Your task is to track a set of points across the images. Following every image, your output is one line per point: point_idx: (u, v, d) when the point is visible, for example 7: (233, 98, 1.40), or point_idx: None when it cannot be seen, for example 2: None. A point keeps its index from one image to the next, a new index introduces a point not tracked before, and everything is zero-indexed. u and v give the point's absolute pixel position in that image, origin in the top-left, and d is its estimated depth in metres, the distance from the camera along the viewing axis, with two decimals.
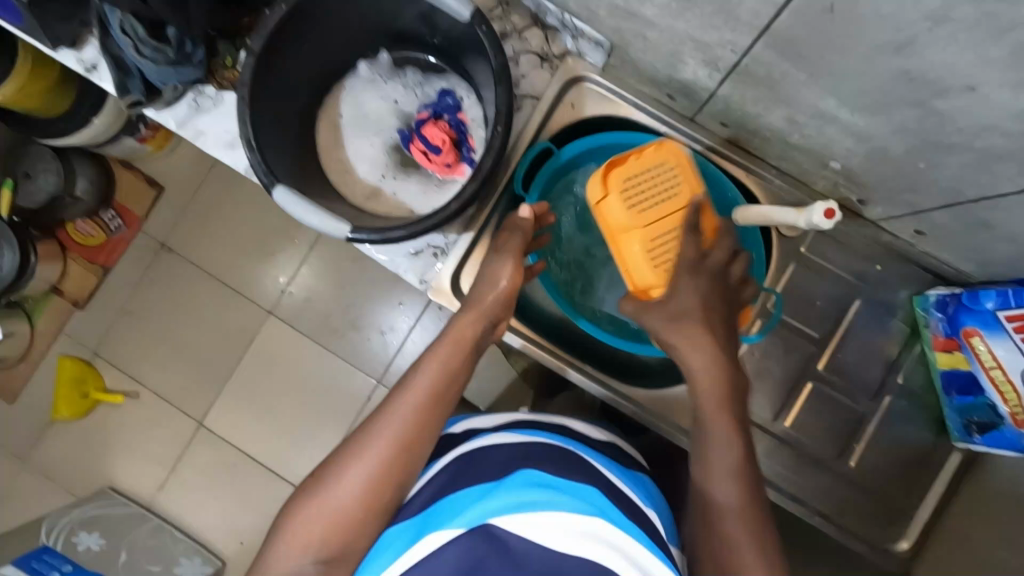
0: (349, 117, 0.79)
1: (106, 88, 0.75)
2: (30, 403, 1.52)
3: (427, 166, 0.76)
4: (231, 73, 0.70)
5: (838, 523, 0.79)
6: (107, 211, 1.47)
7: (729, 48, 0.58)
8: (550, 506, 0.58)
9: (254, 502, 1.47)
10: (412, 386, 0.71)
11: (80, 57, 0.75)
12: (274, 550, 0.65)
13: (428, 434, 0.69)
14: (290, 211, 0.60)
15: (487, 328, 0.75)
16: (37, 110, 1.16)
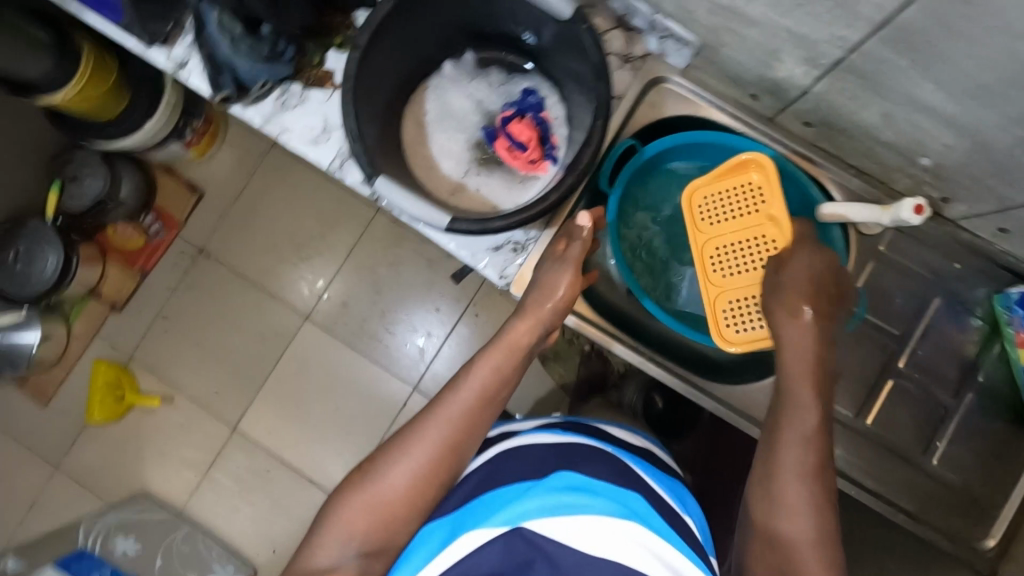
0: (435, 114, 0.81)
1: (194, 85, 0.77)
2: (63, 408, 1.51)
3: (512, 162, 0.78)
4: (319, 71, 0.72)
5: (926, 522, 0.80)
6: (147, 215, 1.49)
7: (838, 44, 0.60)
8: (581, 509, 0.63)
9: (289, 508, 1.48)
10: (461, 386, 0.72)
11: (170, 54, 0.77)
12: (318, 535, 0.67)
13: (470, 439, 0.70)
14: (391, 199, 0.63)
15: (544, 335, 0.76)
16: (92, 114, 1.18)
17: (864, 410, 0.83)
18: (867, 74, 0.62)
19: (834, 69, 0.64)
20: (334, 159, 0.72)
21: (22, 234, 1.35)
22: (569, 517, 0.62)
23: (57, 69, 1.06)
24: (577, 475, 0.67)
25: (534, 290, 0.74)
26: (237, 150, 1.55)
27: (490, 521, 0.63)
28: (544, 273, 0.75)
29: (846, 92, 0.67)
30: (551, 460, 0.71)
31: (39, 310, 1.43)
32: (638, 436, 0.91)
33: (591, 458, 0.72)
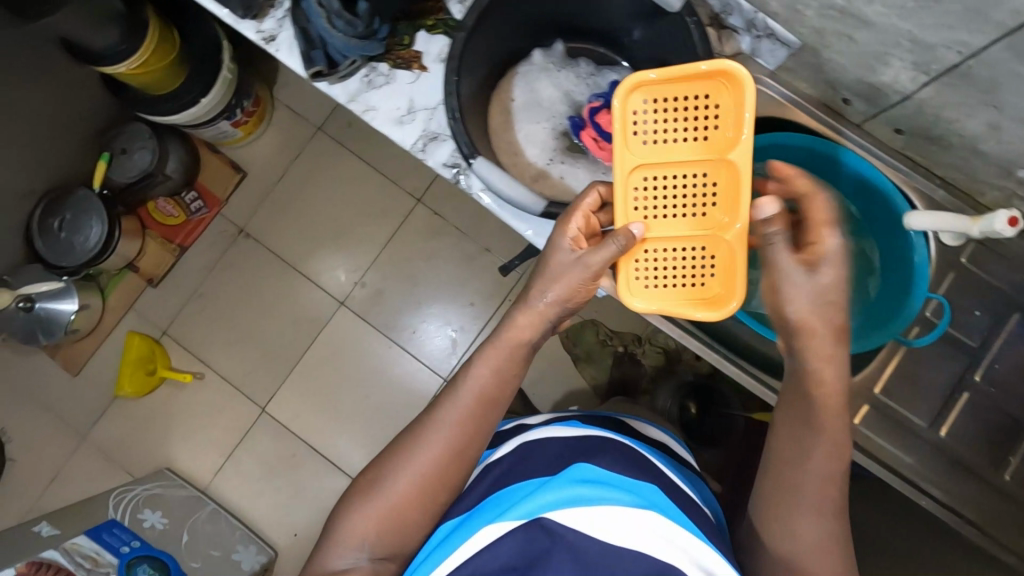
0: (521, 101, 0.82)
1: (283, 62, 0.76)
2: (93, 379, 1.51)
3: (597, 152, 0.79)
4: (408, 52, 0.72)
5: (993, 537, 0.80)
6: (189, 191, 1.50)
7: (958, 48, 0.60)
8: (596, 500, 0.62)
9: (313, 493, 1.48)
10: (462, 388, 0.71)
11: (260, 28, 0.76)
12: (331, 541, 0.69)
13: (473, 442, 0.70)
14: (491, 181, 0.67)
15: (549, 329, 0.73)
16: (148, 86, 1.19)
17: (939, 421, 0.83)
18: (981, 82, 0.62)
19: (946, 74, 0.64)
20: (418, 140, 0.72)
21: (68, 202, 1.36)
22: (584, 509, 0.61)
23: (125, 38, 1.07)
24: (591, 469, 0.67)
25: (534, 284, 0.71)
26: (283, 133, 1.55)
27: (504, 516, 0.63)
28: (555, 269, 0.69)
29: (953, 99, 0.67)
30: (566, 456, 0.72)
31: (78, 279, 1.43)
32: (658, 433, 0.91)
33: (606, 451, 0.72)
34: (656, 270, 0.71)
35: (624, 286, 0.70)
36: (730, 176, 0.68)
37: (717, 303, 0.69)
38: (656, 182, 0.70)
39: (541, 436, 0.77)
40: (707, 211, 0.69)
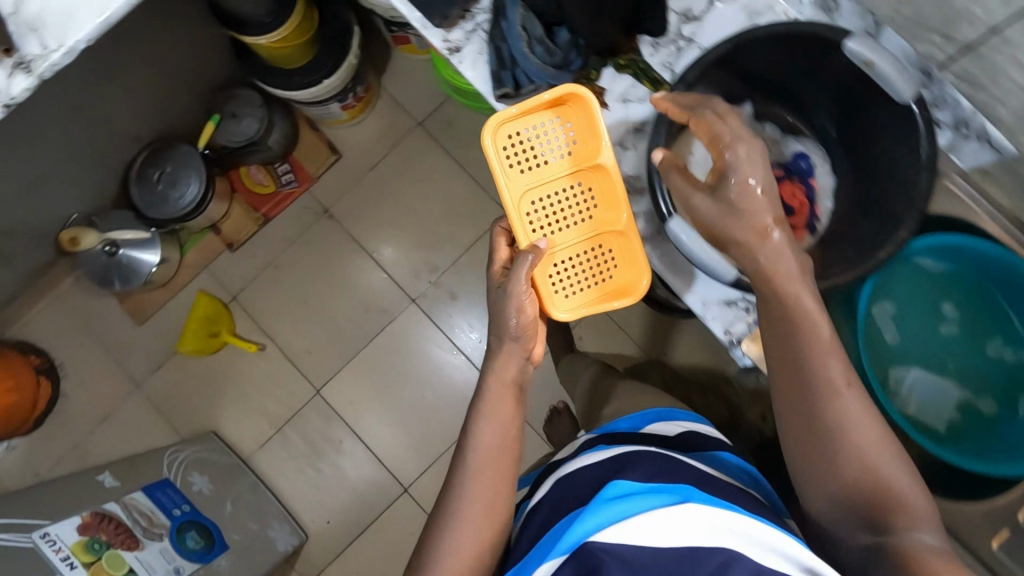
0: (698, 157, 0.84)
1: (465, 76, 0.78)
2: (157, 331, 1.52)
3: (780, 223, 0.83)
4: (595, 86, 0.78)
5: None
6: (283, 163, 1.50)
7: None
8: (636, 512, 0.59)
9: (353, 483, 1.47)
10: (478, 441, 0.73)
11: (447, 38, 0.78)
12: None
13: (502, 494, 0.72)
14: (684, 242, 0.72)
15: (525, 357, 0.76)
16: (279, 60, 1.19)
17: None
18: None
19: None
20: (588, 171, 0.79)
21: (170, 155, 1.37)
22: (627, 525, 0.58)
23: (273, 13, 1.07)
24: (625, 483, 0.64)
25: (507, 339, 0.75)
26: (384, 120, 1.55)
27: (544, 559, 0.61)
28: (497, 300, 0.76)
29: None
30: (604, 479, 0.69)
31: (164, 232, 1.44)
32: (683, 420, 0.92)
33: (638, 462, 0.70)
34: (570, 276, 0.79)
35: (546, 298, 0.78)
36: (601, 182, 0.78)
37: (626, 290, 0.78)
38: (544, 204, 0.78)
39: (575, 464, 0.76)
40: (593, 214, 0.79)
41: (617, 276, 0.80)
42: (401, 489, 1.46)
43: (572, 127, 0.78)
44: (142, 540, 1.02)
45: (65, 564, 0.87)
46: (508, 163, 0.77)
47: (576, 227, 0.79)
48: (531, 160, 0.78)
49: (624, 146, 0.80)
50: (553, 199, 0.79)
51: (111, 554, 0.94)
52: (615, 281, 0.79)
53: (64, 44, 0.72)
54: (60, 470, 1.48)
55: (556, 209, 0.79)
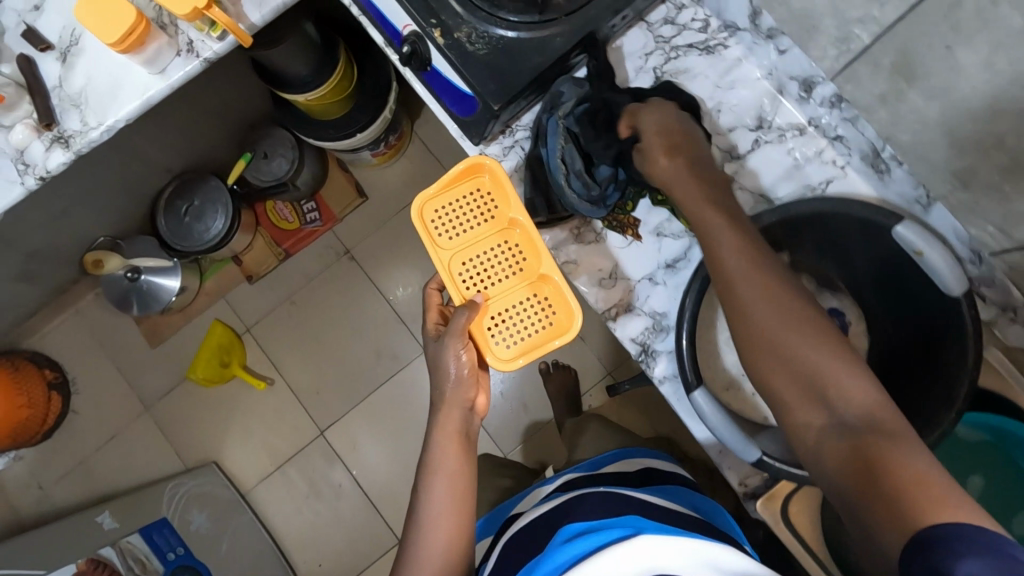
0: None
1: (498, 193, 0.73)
2: (170, 355, 1.53)
3: None
4: (627, 217, 0.69)
5: None
6: (309, 201, 1.50)
7: None
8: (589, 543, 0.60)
9: (349, 527, 1.47)
10: (432, 496, 0.71)
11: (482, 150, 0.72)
12: None
13: (461, 555, 0.70)
14: (705, 415, 0.63)
15: (470, 407, 0.73)
16: (315, 112, 1.19)
17: None
18: None
19: None
20: (611, 307, 0.70)
21: (199, 189, 1.38)
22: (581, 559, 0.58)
23: (313, 72, 1.07)
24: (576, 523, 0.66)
25: (448, 390, 0.72)
26: (413, 167, 1.54)
27: None
28: (437, 358, 0.71)
29: None
30: (555, 518, 0.70)
31: (186, 261, 1.45)
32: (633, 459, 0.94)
33: (585, 499, 0.71)
34: (506, 329, 0.70)
35: (490, 358, 0.70)
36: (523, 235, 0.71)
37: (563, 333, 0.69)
38: (475, 264, 0.71)
39: (533, 512, 0.76)
40: (526, 265, 0.71)
41: (562, 320, 0.70)
42: (395, 540, 1.46)
43: (489, 187, 0.72)
44: None
45: None
46: (437, 239, 0.71)
47: (513, 280, 0.71)
48: (460, 228, 0.72)
49: (653, 280, 0.69)
50: (484, 257, 0.71)
51: None
52: (561, 327, 0.69)
53: (104, 122, 0.73)
54: (65, 484, 1.50)
55: (492, 266, 0.71)
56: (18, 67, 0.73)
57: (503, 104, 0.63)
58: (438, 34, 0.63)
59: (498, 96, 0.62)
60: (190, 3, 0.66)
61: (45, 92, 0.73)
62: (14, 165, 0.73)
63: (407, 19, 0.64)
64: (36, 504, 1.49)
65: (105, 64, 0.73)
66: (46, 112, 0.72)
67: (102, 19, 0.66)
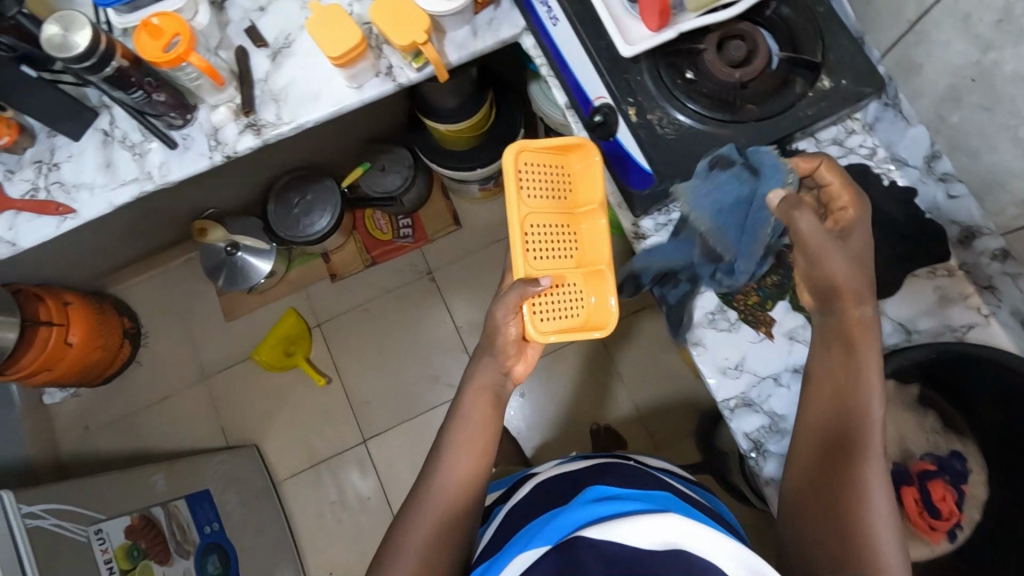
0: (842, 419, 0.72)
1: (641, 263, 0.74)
2: (239, 332, 1.58)
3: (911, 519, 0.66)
4: (765, 315, 0.71)
5: None
6: (406, 217, 1.57)
7: None
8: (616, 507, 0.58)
9: (367, 544, 1.46)
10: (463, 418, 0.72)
11: (636, 224, 0.73)
12: None
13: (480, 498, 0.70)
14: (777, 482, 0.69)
15: (504, 374, 0.74)
16: (446, 140, 1.26)
17: None
18: None
19: None
20: (731, 398, 0.70)
21: (313, 184, 1.46)
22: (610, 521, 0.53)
23: (460, 107, 1.15)
24: (609, 489, 0.63)
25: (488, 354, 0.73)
26: None
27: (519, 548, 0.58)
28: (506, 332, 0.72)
29: None
30: (580, 480, 0.70)
31: (282, 248, 1.52)
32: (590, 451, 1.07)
33: (613, 470, 0.71)
34: (547, 307, 0.70)
35: (526, 329, 0.69)
36: (588, 228, 0.72)
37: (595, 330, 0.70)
38: (539, 235, 0.70)
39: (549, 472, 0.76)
40: (580, 252, 0.72)
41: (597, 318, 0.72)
42: None
43: (574, 171, 0.73)
44: (173, 555, 1.03)
45: (105, 568, 0.90)
46: (514, 189, 0.67)
47: (566, 263, 0.71)
48: (537, 193, 0.70)
49: (778, 380, 0.70)
50: (551, 231, 0.70)
51: (144, 565, 0.95)
52: (591, 323, 0.72)
53: (295, 120, 0.79)
54: (109, 433, 1.54)
55: (554, 243, 0.70)
56: (235, 56, 0.80)
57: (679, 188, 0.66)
58: (632, 112, 0.67)
59: (676, 180, 0.66)
60: (410, 36, 0.72)
61: (251, 82, 0.80)
62: (206, 140, 0.79)
63: (603, 93, 0.69)
64: (77, 445, 1.53)
65: (312, 71, 0.80)
66: (249, 101, 0.78)
67: (330, 35, 0.73)
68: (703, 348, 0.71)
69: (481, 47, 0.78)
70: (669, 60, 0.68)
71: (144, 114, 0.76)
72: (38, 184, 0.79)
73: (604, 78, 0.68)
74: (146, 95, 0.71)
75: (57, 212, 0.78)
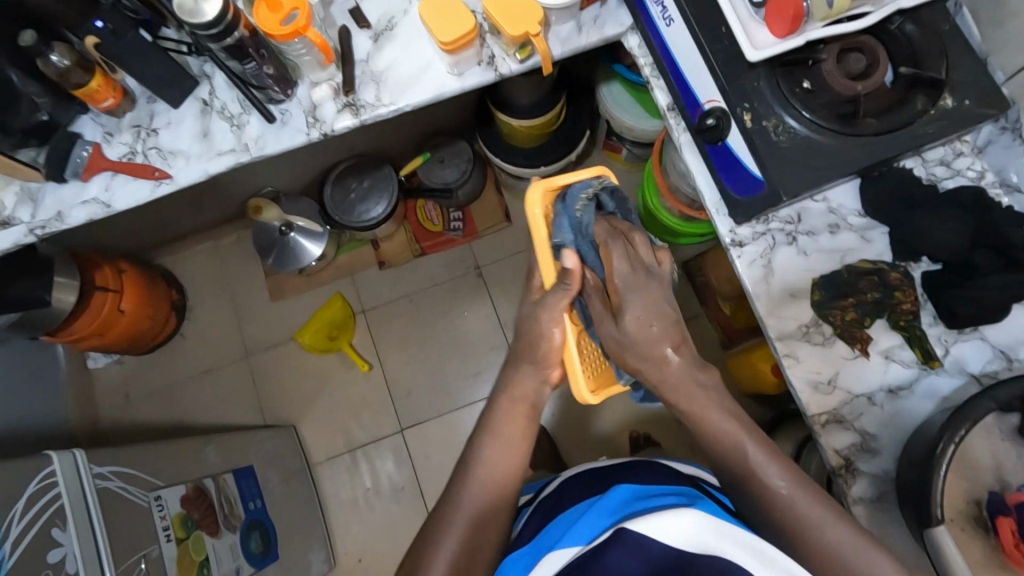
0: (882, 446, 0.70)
1: (737, 269, 0.73)
2: (284, 313, 1.59)
3: (1003, 545, 0.62)
4: (862, 332, 0.69)
5: None
6: (457, 210, 1.57)
7: None
8: (648, 504, 0.60)
9: (399, 533, 1.46)
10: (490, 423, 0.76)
11: (735, 230, 0.72)
12: None
13: (510, 492, 0.73)
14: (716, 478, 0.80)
15: (544, 381, 0.75)
16: (512, 136, 1.26)
17: None
18: None
19: None
20: (822, 414, 0.69)
21: (371, 172, 1.46)
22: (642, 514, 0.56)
23: (532, 105, 1.16)
24: (637, 486, 0.65)
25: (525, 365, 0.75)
26: None
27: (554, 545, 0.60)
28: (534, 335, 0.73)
29: None
30: (603, 479, 0.72)
31: (334, 232, 1.52)
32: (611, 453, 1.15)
33: (637, 468, 0.73)
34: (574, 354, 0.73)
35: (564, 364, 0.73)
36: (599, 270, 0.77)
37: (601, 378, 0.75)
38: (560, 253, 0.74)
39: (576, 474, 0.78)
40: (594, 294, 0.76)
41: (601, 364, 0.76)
42: None
43: None
44: (222, 529, 1.02)
45: (163, 534, 0.88)
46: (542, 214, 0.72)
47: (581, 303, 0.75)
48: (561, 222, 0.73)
49: (872, 400, 0.69)
50: None
51: (197, 537, 0.95)
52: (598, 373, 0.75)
53: (394, 103, 0.79)
54: (148, 403, 1.55)
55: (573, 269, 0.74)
56: (339, 35, 0.81)
57: (790, 197, 0.66)
58: (747, 118, 0.67)
59: (786, 189, 0.66)
60: (522, 27, 0.72)
61: (353, 62, 0.80)
62: (305, 116, 0.80)
63: (716, 97, 0.69)
64: (117, 412, 1.54)
65: (414, 55, 0.80)
66: (351, 80, 0.79)
67: (443, 20, 0.73)
68: (800, 361, 0.70)
69: (585, 42, 0.78)
70: (788, 68, 0.68)
71: (250, 86, 0.76)
72: (136, 148, 0.80)
73: (719, 81, 0.68)
74: (258, 67, 0.72)
75: (153, 177, 0.78)
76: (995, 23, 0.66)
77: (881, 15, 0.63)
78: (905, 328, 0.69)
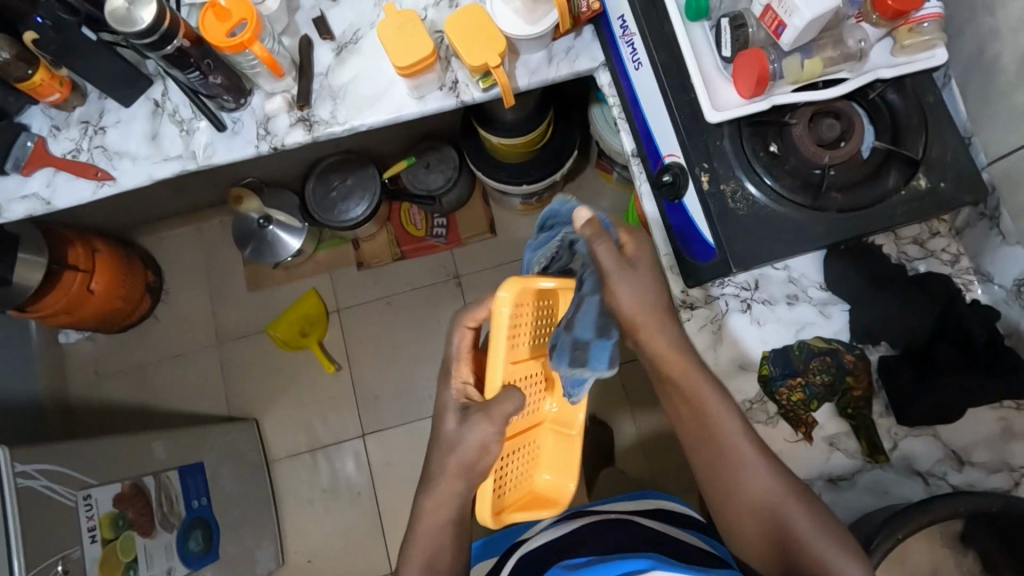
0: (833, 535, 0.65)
1: (687, 333, 0.69)
2: (259, 304, 1.57)
3: None
4: (808, 415, 0.65)
5: None
6: (441, 216, 1.53)
7: None
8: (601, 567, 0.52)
9: (351, 538, 1.44)
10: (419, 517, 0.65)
11: (687, 292, 0.68)
12: None
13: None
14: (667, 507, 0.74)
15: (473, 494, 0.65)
16: (496, 151, 1.22)
17: None
18: None
19: None
20: None
21: (355, 170, 1.43)
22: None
23: (516, 122, 1.11)
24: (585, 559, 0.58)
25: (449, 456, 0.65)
26: None
27: None
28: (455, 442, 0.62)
29: None
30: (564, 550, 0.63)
31: (313, 228, 1.49)
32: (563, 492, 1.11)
33: (596, 538, 0.64)
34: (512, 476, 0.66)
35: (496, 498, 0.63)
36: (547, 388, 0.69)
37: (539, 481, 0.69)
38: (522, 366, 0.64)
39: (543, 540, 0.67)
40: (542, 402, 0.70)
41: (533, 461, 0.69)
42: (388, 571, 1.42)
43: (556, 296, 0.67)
44: (157, 528, 1.01)
45: (88, 535, 0.88)
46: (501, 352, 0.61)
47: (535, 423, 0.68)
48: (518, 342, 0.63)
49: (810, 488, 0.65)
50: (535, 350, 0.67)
51: (127, 536, 0.94)
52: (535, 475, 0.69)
53: (349, 122, 0.76)
54: (115, 383, 1.54)
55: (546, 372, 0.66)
56: (299, 45, 0.77)
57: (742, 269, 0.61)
58: (705, 178, 0.63)
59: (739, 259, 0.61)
60: (483, 57, 0.68)
61: (312, 76, 0.77)
62: (256, 128, 0.76)
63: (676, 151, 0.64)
64: (84, 390, 1.53)
65: (375, 73, 0.77)
66: (305, 94, 0.75)
67: (401, 43, 0.69)
68: None
69: (554, 76, 0.73)
70: (756, 129, 0.63)
71: (198, 93, 0.73)
72: (81, 145, 0.77)
73: (681, 135, 0.64)
74: (203, 76, 0.69)
75: (95, 177, 0.76)
76: (983, 101, 0.62)
77: (857, 83, 0.59)
78: (853, 415, 0.65)
